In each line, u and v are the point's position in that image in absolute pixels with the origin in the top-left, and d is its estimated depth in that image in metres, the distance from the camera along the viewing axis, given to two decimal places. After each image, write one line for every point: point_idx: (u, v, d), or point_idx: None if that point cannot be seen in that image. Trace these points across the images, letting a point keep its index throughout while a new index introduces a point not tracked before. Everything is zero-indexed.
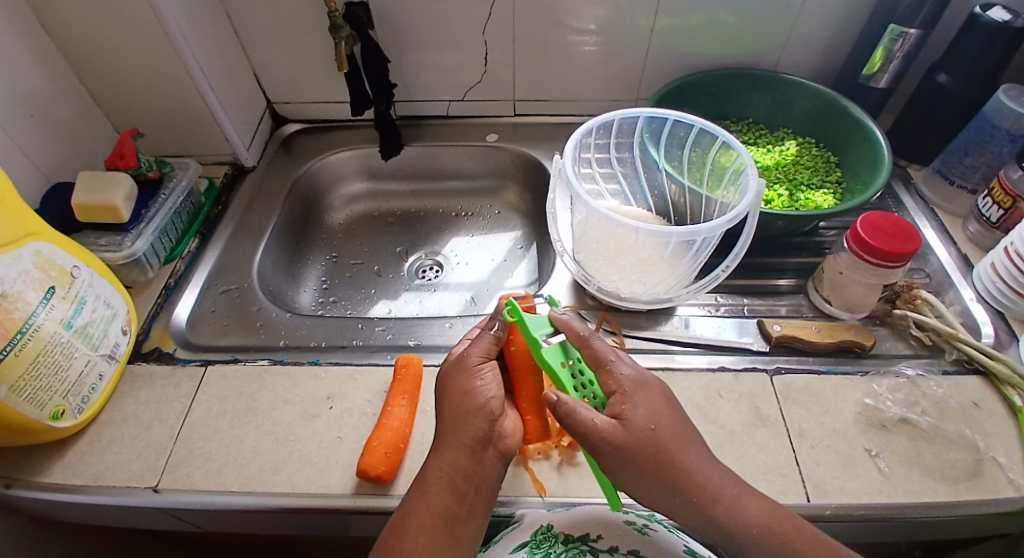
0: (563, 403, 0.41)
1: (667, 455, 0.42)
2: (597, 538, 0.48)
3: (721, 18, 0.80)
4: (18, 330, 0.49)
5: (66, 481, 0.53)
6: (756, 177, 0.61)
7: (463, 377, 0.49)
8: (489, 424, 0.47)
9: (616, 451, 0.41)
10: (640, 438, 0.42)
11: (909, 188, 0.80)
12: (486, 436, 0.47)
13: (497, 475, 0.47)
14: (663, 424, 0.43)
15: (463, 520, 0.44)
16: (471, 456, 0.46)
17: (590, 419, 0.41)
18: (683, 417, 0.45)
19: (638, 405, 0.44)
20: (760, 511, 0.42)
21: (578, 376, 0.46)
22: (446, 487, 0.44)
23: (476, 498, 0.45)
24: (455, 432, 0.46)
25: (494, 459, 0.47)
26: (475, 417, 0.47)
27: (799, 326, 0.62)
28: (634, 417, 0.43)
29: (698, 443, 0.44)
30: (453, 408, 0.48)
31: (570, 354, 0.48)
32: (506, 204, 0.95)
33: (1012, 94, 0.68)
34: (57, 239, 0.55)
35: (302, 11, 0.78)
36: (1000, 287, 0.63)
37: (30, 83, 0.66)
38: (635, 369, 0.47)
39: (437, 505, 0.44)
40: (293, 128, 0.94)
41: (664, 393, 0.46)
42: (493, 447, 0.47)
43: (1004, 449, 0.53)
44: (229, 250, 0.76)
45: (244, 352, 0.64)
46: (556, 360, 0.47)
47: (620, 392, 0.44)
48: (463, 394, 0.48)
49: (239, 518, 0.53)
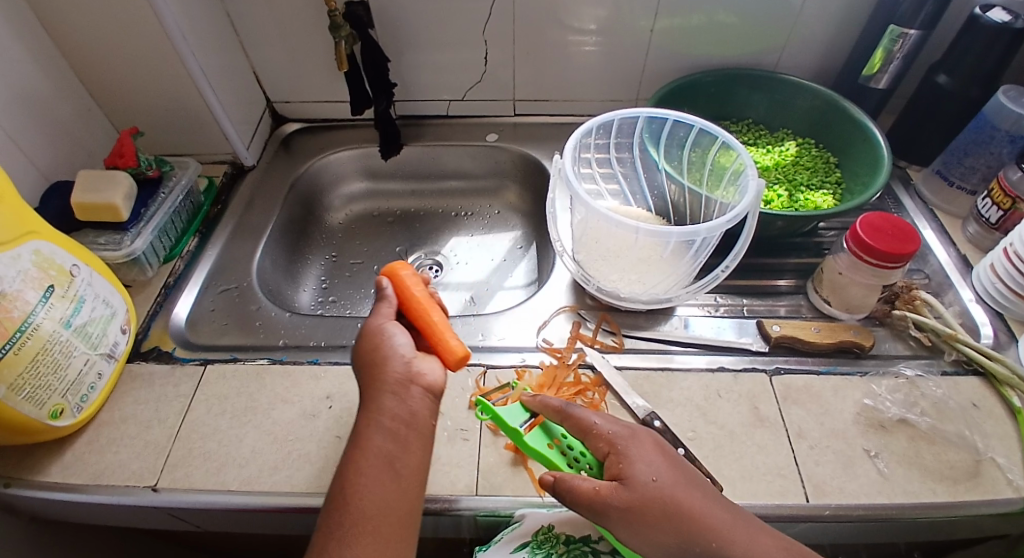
0: (561, 482, 0.43)
1: (676, 504, 0.41)
2: (598, 538, 0.50)
3: (721, 19, 0.80)
4: (17, 328, 0.49)
5: (65, 480, 0.53)
6: (755, 177, 0.61)
7: (372, 335, 0.49)
8: (407, 366, 0.46)
9: (624, 514, 0.41)
10: (644, 494, 0.41)
11: (909, 189, 0.80)
12: (405, 377, 0.45)
13: (430, 411, 0.46)
14: (664, 474, 0.42)
15: (404, 459, 0.43)
16: (395, 398, 0.44)
17: (591, 488, 0.42)
18: (682, 463, 0.44)
19: (635, 460, 0.43)
20: (777, 547, 0.40)
21: (568, 452, 0.48)
22: (378, 433, 0.43)
23: (413, 438, 0.44)
24: (375, 380, 0.46)
25: (423, 396, 0.45)
26: (390, 362, 0.46)
27: (798, 326, 0.62)
28: (634, 473, 0.42)
29: (703, 486, 0.43)
30: (370, 361, 0.47)
31: (554, 432, 0.49)
32: (506, 204, 0.95)
33: (1012, 95, 0.68)
34: (57, 239, 0.55)
35: (302, 9, 0.78)
36: (999, 288, 0.63)
37: (30, 82, 0.66)
38: (621, 423, 0.47)
39: (372, 451, 0.43)
40: (293, 127, 0.94)
41: (656, 441, 0.45)
42: (418, 385, 0.46)
43: (1003, 449, 0.53)
44: (228, 249, 0.76)
45: (243, 352, 0.64)
46: (543, 443, 0.48)
47: (614, 451, 0.44)
48: (376, 347, 0.48)
49: (239, 518, 0.53)
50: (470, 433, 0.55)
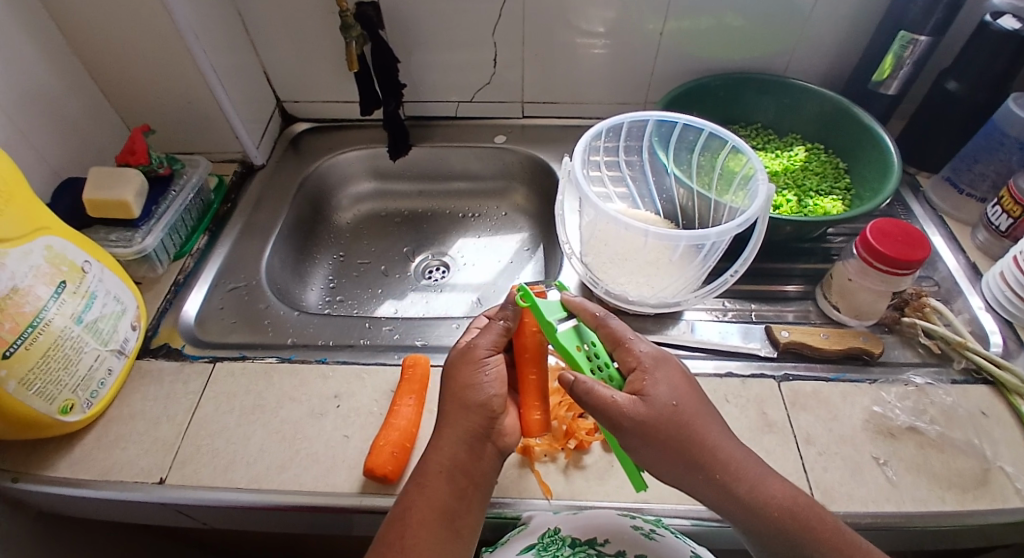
0: (581, 383, 0.42)
1: (690, 429, 0.43)
2: (604, 542, 0.47)
3: (731, 23, 0.80)
4: (29, 324, 0.49)
5: (74, 475, 0.53)
6: (765, 181, 0.61)
7: (467, 371, 0.48)
8: (489, 421, 0.47)
9: (638, 427, 0.41)
10: (662, 414, 0.42)
11: (918, 195, 0.80)
12: (485, 432, 0.47)
13: (494, 470, 0.47)
14: (684, 399, 0.44)
15: (463, 513, 0.44)
16: (469, 450, 0.46)
17: (610, 396, 0.41)
18: (701, 393, 0.46)
19: (658, 381, 0.44)
20: (784, 494, 0.43)
21: (594, 359, 0.46)
22: (445, 481, 0.45)
23: (474, 495, 0.45)
24: (455, 425, 0.46)
25: (493, 456, 0.47)
26: (475, 412, 0.47)
27: (807, 332, 0.62)
28: (656, 393, 0.43)
29: (718, 421, 0.45)
30: (453, 403, 0.47)
31: (585, 337, 0.47)
32: (513, 205, 0.95)
33: (1022, 103, 0.68)
34: (69, 234, 0.56)
35: (312, 9, 0.79)
36: (1008, 296, 0.63)
37: (42, 79, 0.67)
38: (653, 346, 0.47)
39: (437, 499, 0.44)
40: (302, 127, 0.94)
41: (683, 371, 0.47)
42: (491, 444, 0.47)
43: (1012, 458, 0.53)
44: (237, 248, 0.77)
45: (251, 350, 0.64)
46: (572, 343, 0.46)
47: (640, 368, 0.45)
48: (466, 388, 0.47)
49: (246, 516, 0.53)
50: None
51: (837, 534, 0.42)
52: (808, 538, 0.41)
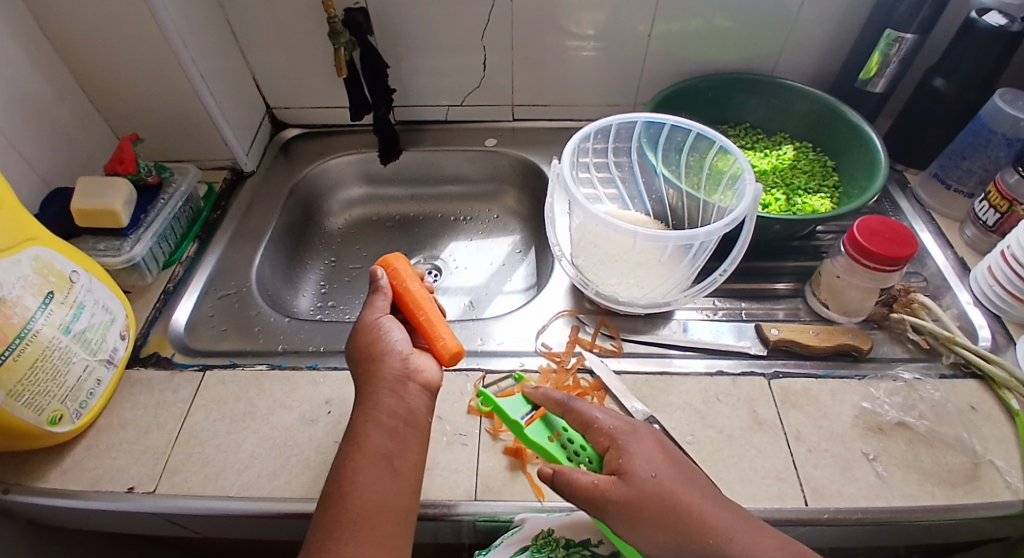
0: (560, 475, 0.43)
1: (675, 499, 0.42)
2: (597, 542, 0.50)
3: (718, 23, 0.80)
4: (17, 334, 0.49)
5: (64, 485, 0.53)
6: (752, 180, 0.61)
7: (368, 331, 0.50)
8: (404, 362, 0.48)
9: (622, 508, 0.42)
10: (643, 490, 0.42)
11: (906, 192, 0.80)
12: (403, 373, 0.47)
13: (426, 408, 0.47)
14: (663, 471, 0.43)
15: (400, 453, 0.44)
16: (390, 393, 0.46)
17: (590, 481, 0.42)
18: (681, 460, 0.45)
19: (634, 455, 0.44)
20: (776, 546, 0.40)
21: (569, 446, 0.48)
22: (375, 427, 0.45)
23: (408, 433, 0.45)
24: (373, 377, 0.47)
25: (419, 393, 0.47)
26: (387, 359, 0.48)
27: (796, 329, 0.63)
28: (633, 468, 0.43)
29: (701, 484, 0.44)
30: (366, 359, 0.48)
31: (555, 425, 0.49)
32: (504, 208, 0.95)
33: (1008, 99, 0.69)
34: (57, 244, 0.56)
35: (301, 15, 0.79)
36: (997, 292, 0.63)
37: (30, 88, 0.67)
38: (622, 419, 0.48)
39: (371, 445, 0.44)
40: (292, 133, 0.95)
41: (657, 438, 0.47)
42: (414, 382, 0.47)
43: (1001, 453, 0.53)
44: (228, 255, 0.76)
45: (242, 357, 0.64)
46: (542, 436, 0.48)
47: (614, 446, 0.45)
48: (374, 342, 0.49)
49: (238, 523, 0.53)
50: (468, 438, 0.55)
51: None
52: None
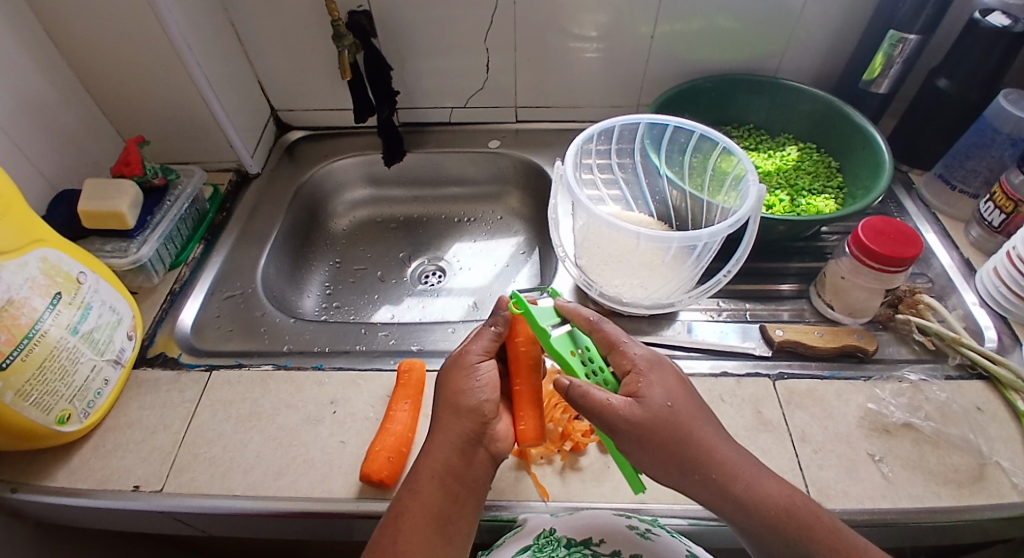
0: (576, 386, 0.42)
1: (688, 430, 0.43)
2: (599, 542, 0.49)
3: (721, 24, 0.80)
4: (24, 335, 0.49)
5: (71, 485, 0.53)
6: (756, 181, 0.61)
7: (460, 376, 0.49)
8: (481, 426, 0.47)
9: (633, 429, 0.42)
10: (658, 414, 0.43)
11: (911, 193, 0.80)
12: (477, 437, 0.47)
13: (487, 476, 0.47)
14: (679, 401, 0.44)
15: (455, 521, 0.45)
16: (461, 455, 0.46)
17: (604, 398, 0.42)
18: (695, 395, 0.46)
19: (653, 383, 0.44)
20: (780, 494, 0.43)
21: (589, 363, 0.46)
22: (436, 487, 0.45)
23: (466, 499, 0.46)
24: (446, 431, 0.47)
25: (485, 461, 0.47)
26: (466, 417, 0.47)
27: (801, 330, 0.62)
28: (651, 394, 0.44)
29: (710, 419, 0.45)
30: (446, 408, 0.48)
31: (579, 343, 0.48)
32: (508, 209, 0.95)
33: (1012, 99, 0.68)
34: (64, 245, 0.56)
35: (306, 18, 0.79)
36: (1003, 291, 0.63)
37: (38, 91, 0.67)
38: (646, 349, 0.48)
39: (429, 504, 0.44)
40: (296, 135, 0.95)
41: (677, 374, 0.47)
42: (484, 449, 0.47)
43: (1007, 453, 0.53)
44: (233, 256, 0.77)
45: (247, 358, 0.64)
46: (566, 348, 0.47)
47: (634, 371, 0.45)
48: (459, 392, 0.48)
49: (243, 523, 0.53)
50: None
51: (835, 533, 0.42)
52: (805, 537, 0.41)
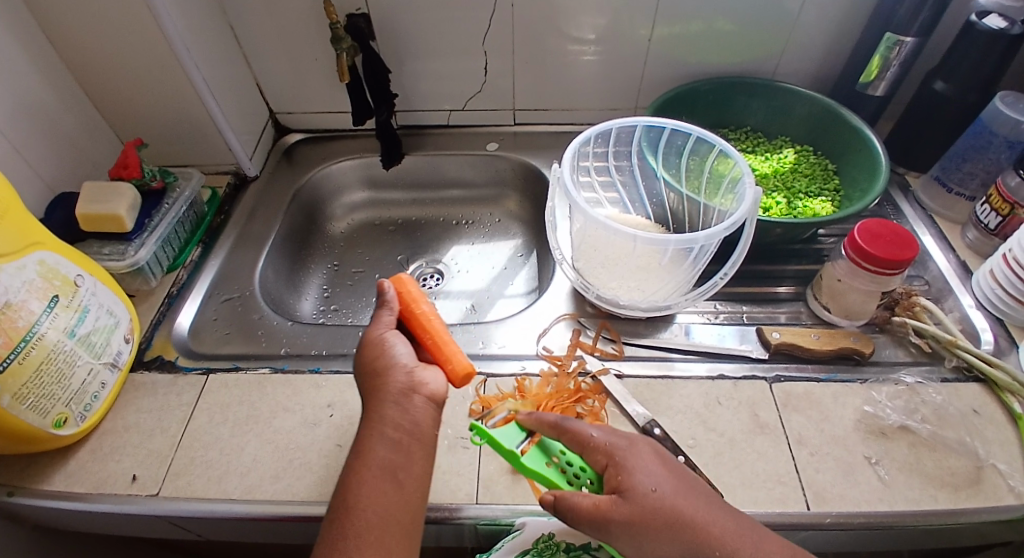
0: (561, 501, 0.42)
1: (679, 513, 0.41)
2: (598, 546, 0.51)
3: (719, 27, 0.80)
4: (22, 338, 0.49)
5: (68, 488, 0.53)
6: (752, 184, 0.61)
7: (375, 346, 0.51)
8: (410, 376, 0.48)
9: (625, 526, 0.41)
10: (645, 506, 0.41)
11: (907, 196, 0.80)
12: (408, 386, 0.47)
13: (431, 420, 0.47)
14: (664, 484, 0.43)
15: (406, 467, 0.44)
16: (396, 406, 0.46)
17: (591, 503, 0.42)
18: (682, 473, 0.45)
19: (633, 471, 0.43)
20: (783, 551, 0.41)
21: (568, 469, 0.46)
22: (380, 441, 0.45)
23: (413, 447, 0.45)
24: (378, 391, 0.47)
25: (424, 405, 0.47)
26: (391, 373, 0.48)
27: (798, 333, 0.63)
28: (634, 485, 0.42)
29: (703, 494, 0.44)
30: (372, 373, 0.49)
31: (552, 450, 0.47)
32: (506, 212, 0.96)
33: (1009, 101, 0.69)
34: (63, 249, 0.56)
35: (304, 20, 0.79)
36: (999, 294, 0.63)
37: (35, 95, 0.67)
38: (618, 435, 0.47)
39: (375, 458, 0.44)
40: (295, 138, 0.95)
41: (655, 451, 0.46)
42: (420, 394, 0.47)
43: (1004, 456, 0.53)
44: (231, 259, 0.77)
45: (245, 361, 0.64)
46: (541, 462, 0.46)
47: (612, 463, 0.44)
48: (380, 356, 0.50)
49: (240, 527, 0.53)
50: (470, 441, 0.55)
51: None
52: None
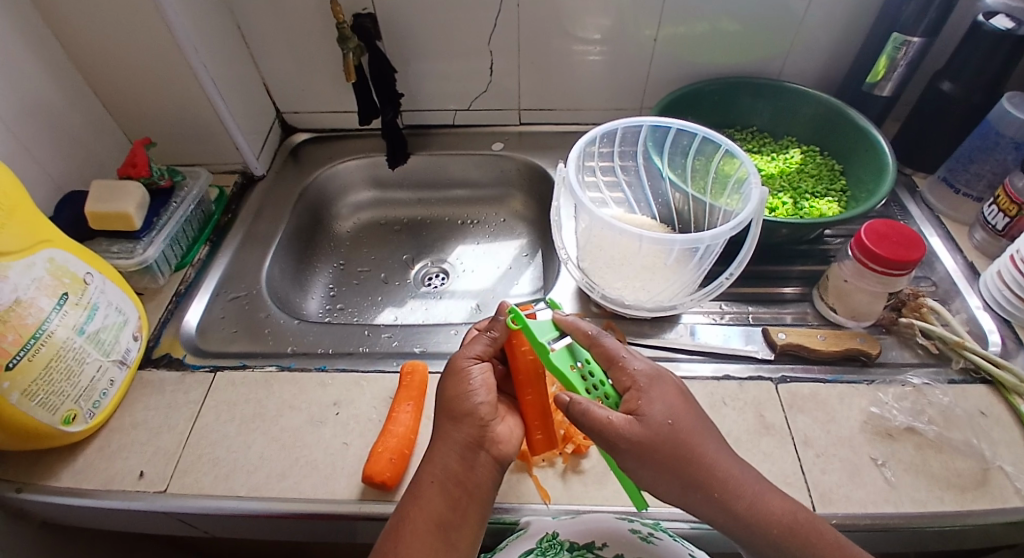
0: (576, 404, 0.42)
1: (688, 448, 0.42)
2: (602, 546, 0.48)
3: (725, 27, 0.80)
4: (31, 335, 0.50)
5: (77, 485, 0.54)
6: (758, 184, 0.61)
7: (456, 380, 0.49)
8: (480, 430, 0.47)
9: (635, 447, 0.41)
10: (657, 432, 0.42)
11: (914, 196, 0.80)
12: (477, 441, 0.46)
13: (491, 480, 0.46)
14: (680, 418, 0.43)
15: (458, 526, 0.44)
16: (460, 460, 0.46)
17: (606, 417, 0.41)
18: (699, 410, 0.45)
19: (654, 399, 0.43)
20: (783, 510, 0.43)
21: (589, 379, 0.45)
22: (435, 493, 0.45)
23: (468, 505, 0.45)
24: (446, 437, 0.47)
25: (488, 465, 0.46)
26: (464, 423, 0.47)
27: (803, 333, 0.63)
28: (652, 412, 0.43)
29: (714, 435, 0.44)
30: (446, 414, 0.48)
31: (579, 356, 0.46)
32: (511, 212, 0.96)
33: (1016, 103, 0.68)
34: (71, 246, 0.57)
35: (310, 21, 0.80)
36: (1007, 296, 0.63)
37: (45, 95, 0.68)
38: (647, 363, 0.47)
39: (429, 510, 0.44)
40: (301, 137, 0.96)
41: (678, 387, 0.46)
42: (486, 452, 0.47)
43: (1011, 458, 0.53)
44: (237, 258, 0.77)
45: (251, 359, 0.65)
46: (565, 363, 0.45)
47: (634, 388, 0.44)
48: (457, 395, 0.48)
49: (247, 524, 0.54)
50: None
51: (836, 547, 0.42)
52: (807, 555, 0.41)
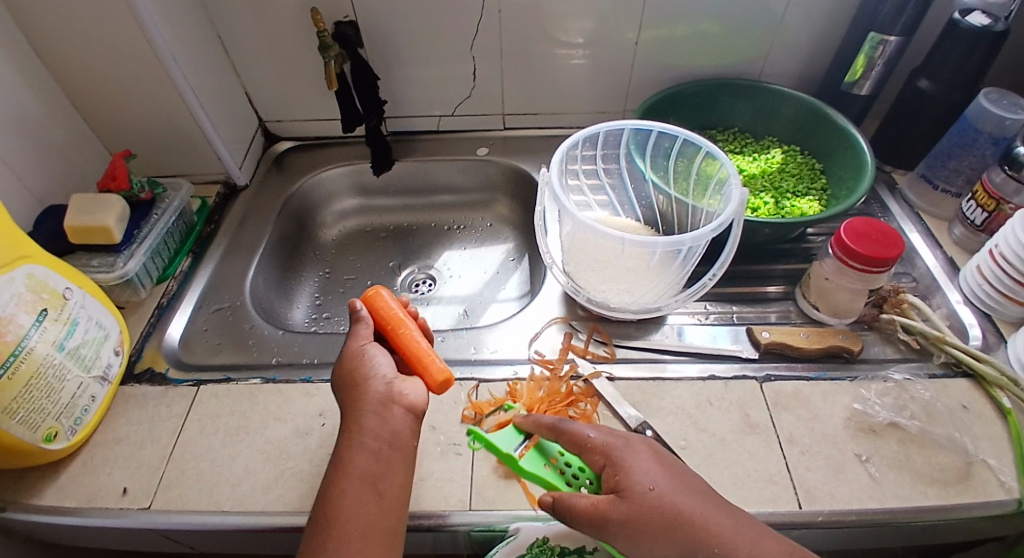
0: (559, 502, 0.43)
1: (678, 511, 0.41)
2: (593, 549, 0.51)
3: (706, 29, 0.81)
4: (11, 352, 0.49)
5: (59, 503, 0.53)
6: (738, 184, 0.61)
7: (354, 356, 0.51)
8: (389, 387, 0.48)
9: (625, 525, 0.41)
10: (642, 503, 0.41)
11: (895, 194, 0.81)
12: (387, 395, 0.47)
13: (410, 430, 0.47)
14: (662, 482, 0.43)
15: (386, 477, 0.44)
16: (375, 415, 0.46)
17: (589, 503, 0.42)
18: (680, 469, 0.45)
19: (630, 469, 0.44)
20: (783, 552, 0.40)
21: (568, 470, 0.49)
22: (359, 452, 0.45)
23: (392, 455, 0.45)
24: (358, 400, 0.47)
25: (404, 415, 0.47)
26: (370, 384, 0.48)
27: (787, 332, 0.63)
28: (631, 483, 0.43)
29: (704, 491, 0.43)
30: (352, 384, 0.49)
31: (551, 451, 0.50)
32: (497, 216, 0.96)
33: (992, 98, 0.69)
34: (51, 261, 0.56)
35: (292, 29, 0.80)
36: (986, 290, 0.64)
37: (22, 108, 0.67)
38: (615, 433, 0.47)
39: (355, 468, 0.44)
40: (284, 146, 0.95)
41: (652, 449, 0.46)
42: (399, 404, 0.47)
43: (994, 451, 0.53)
44: (220, 270, 0.77)
45: (236, 371, 0.64)
46: (540, 464, 0.49)
47: (609, 464, 0.45)
48: (357, 367, 0.50)
49: (232, 538, 0.53)
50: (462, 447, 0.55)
51: None
52: None
